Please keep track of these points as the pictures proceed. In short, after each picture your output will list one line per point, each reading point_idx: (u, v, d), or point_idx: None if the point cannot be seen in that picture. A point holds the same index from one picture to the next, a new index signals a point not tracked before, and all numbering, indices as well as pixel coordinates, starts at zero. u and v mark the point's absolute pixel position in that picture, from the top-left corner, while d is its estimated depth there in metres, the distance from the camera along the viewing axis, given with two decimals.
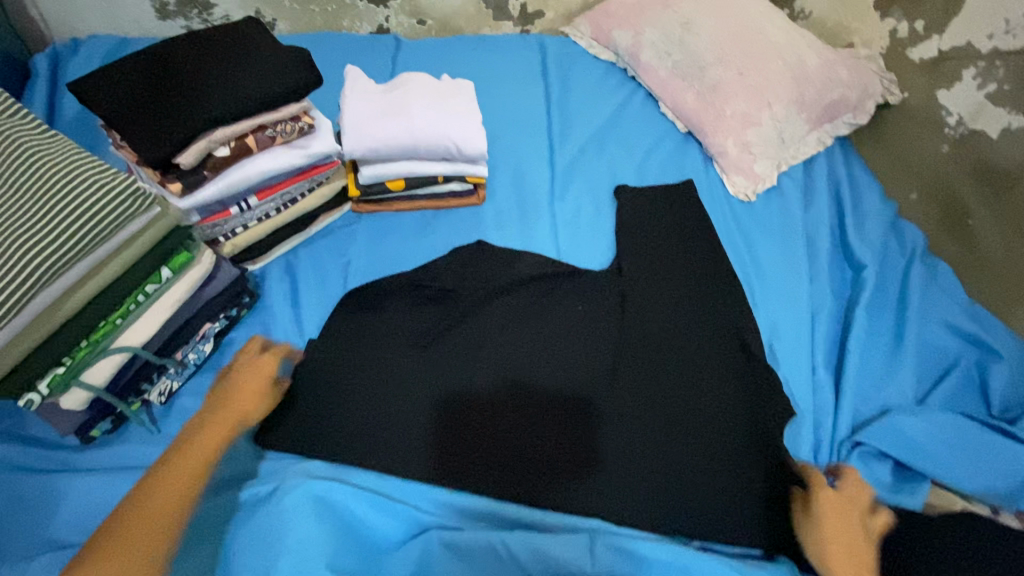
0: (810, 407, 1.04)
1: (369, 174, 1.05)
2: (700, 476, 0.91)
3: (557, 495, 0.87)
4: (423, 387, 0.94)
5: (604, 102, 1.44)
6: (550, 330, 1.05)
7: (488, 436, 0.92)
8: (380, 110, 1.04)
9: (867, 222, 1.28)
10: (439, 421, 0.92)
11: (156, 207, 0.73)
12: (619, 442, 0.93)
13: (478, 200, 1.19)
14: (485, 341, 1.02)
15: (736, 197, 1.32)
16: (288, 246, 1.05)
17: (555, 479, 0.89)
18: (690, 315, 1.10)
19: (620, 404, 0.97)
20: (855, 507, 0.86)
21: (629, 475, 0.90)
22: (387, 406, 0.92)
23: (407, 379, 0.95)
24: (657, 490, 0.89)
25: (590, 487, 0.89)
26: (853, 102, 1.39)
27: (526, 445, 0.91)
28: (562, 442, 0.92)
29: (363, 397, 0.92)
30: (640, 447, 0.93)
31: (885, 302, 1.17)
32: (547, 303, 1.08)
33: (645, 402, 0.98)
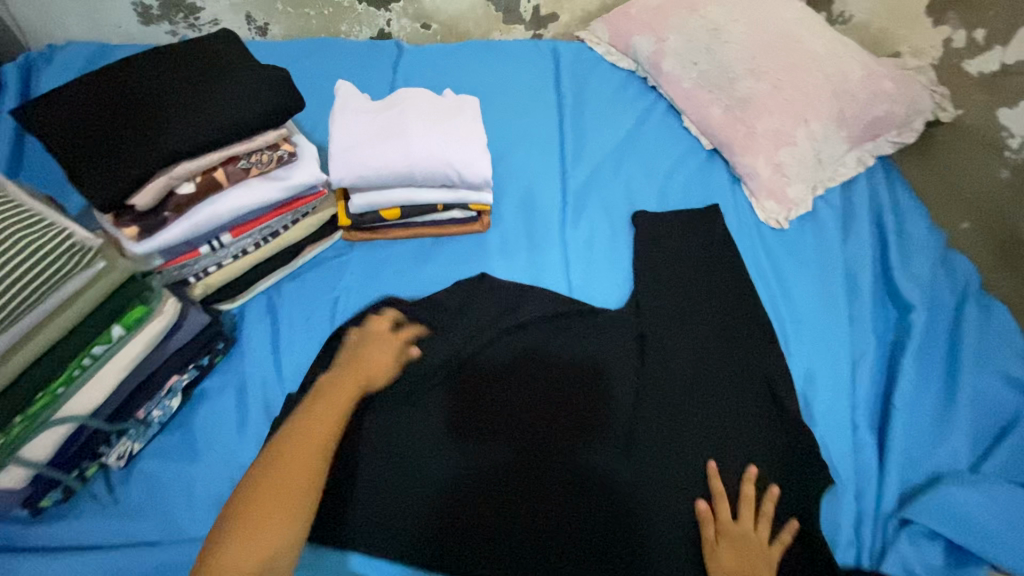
0: (850, 473, 0.92)
1: (360, 203, 0.95)
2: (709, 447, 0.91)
3: (568, 464, 0.88)
4: (449, 385, 0.92)
5: (623, 115, 1.32)
6: (565, 379, 0.95)
7: (508, 437, 0.89)
8: (373, 132, 0.93)
9: (914, 254, 1.15)
10: (437, 488, 0.84)
11: (98, 262, 0.66)
12: (631, 414, 0.93)
13: (481, 227, 1.08)
14: (492, 391, 0.92)
15: (767, 223, 1.20)
16: (269, 282, 0.95)
17: (569, 448, 0.89)
18: (716, 359, 0.98)
19: (641, 378, 0.96)
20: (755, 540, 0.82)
21: (634, 439, 0.91)
22: (384, 470, 0.85)
23: (406, 438, 0.87)
24: (665, 458, 0.90)
25: (600, 545, 0.83)
26: (900, 118, 1.24)
27: (545, 437, 0.89)
28: (570, 513, 0.84)
29: (358, 459, 0.85)
30: (654, 416, 0.93)
31: (934, 348, 1.05)
32: (559, 347, 0.97)
33: (667, 374, 0.96)
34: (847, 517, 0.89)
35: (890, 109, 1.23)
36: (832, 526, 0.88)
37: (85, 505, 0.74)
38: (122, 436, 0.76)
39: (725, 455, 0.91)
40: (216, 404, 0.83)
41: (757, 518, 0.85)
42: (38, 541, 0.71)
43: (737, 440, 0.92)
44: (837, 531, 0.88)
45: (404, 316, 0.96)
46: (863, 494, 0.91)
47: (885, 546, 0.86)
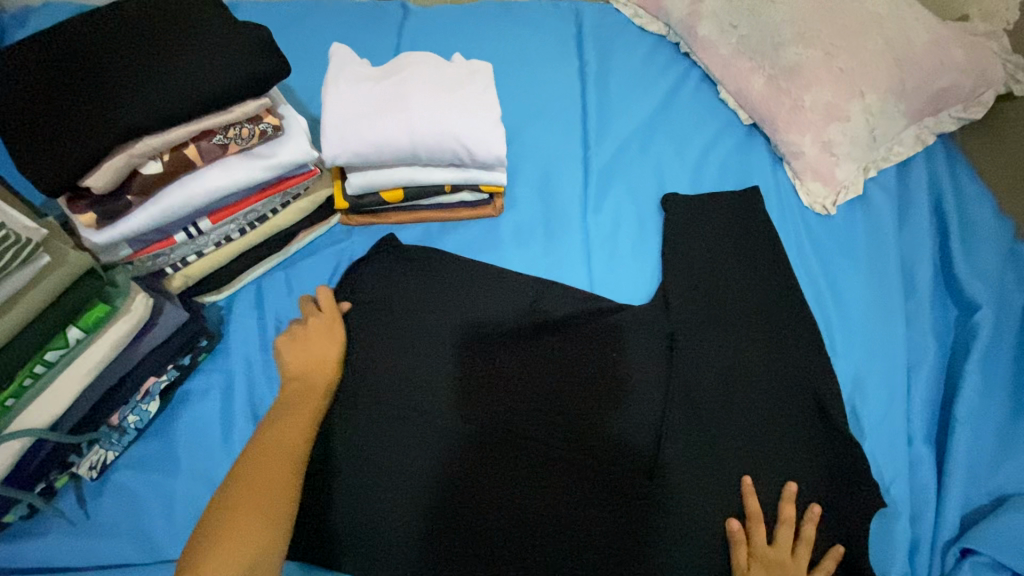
0: (903, 494, 0.82)
1: (359, 183, 0.85)
2: (741, 431, 0.83)
3: (590, 421, 0.83)
4: (456, 340, 0.86)
5: (652, 86, 1.19)
6: (580, 383, 0.85)
7: (525, 388, 0.85)
8: (370, 102, 0.82)
9: (979, 244, 1.02)
10: (439, 499, 0.77)
11: (45, 255, 0.58)
12: (649, 379, 0.87)
13: (494, 211, 0.97)
14: (497, 395, 0.84)
15: (811, 208, 1.07)
16: (258, 271, 0.86)
17: (589, 406, 0.84)
18: (753, 361, 0.88)
19: (665, 350, 0.89)
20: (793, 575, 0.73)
21: (653, 403, 0.85)
22: (381, 481, 0.77)
23: (405, 446, 0.79)
24: (695, 428, 0.83)
25: (629, 502, 0.79)
26: (966, 91, 1.09)
27: (563, 390, 0.85)
28: (582, 533, 0.77)
29: (362, 416, 0.81)
30: (680, 386, 0.86)
31: (1001, 351, 0.92)
32: (571, 347, 0.88)
33: (700, 359, 0.88)
34: (901, 544, 0.79)
35: (957, 80, 1.08)
36: (881, 552, 0.79)
37: (53, 521, 0.69)
38: (94, 444, 0.70)
39: (761, 476, 0.81)
40: (201, 408, 0.76)
41: (797, 543, 0.76)
42: (9, 559, 0.66)
43: (776, 441, 0.83)
44: (887, 559, 0.79)
45: (405, 310, 0.87)
46: (918, 518, 0.81)
47: None
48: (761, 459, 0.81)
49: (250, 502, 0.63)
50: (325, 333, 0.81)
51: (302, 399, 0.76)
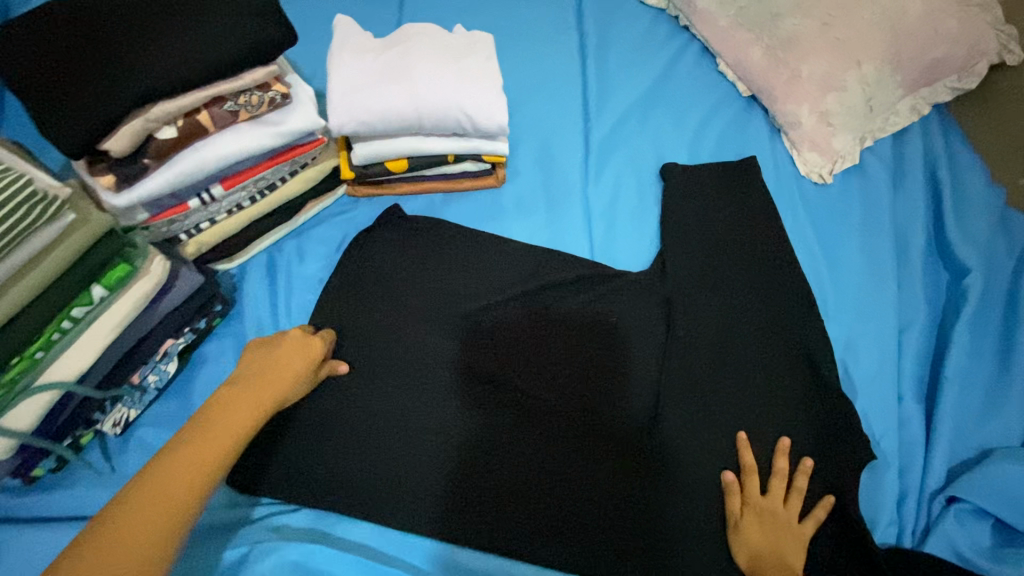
0: (893, 449, 0.86)
1: (365, 153, 0.86)
2: (737, 393, 0.86)
3: (591, 394, 0.86)
4: (458, 317, 0.89)
5: (651, 59, 1.20)
6: (582, 359, 0.88)
7: (527, 363, 0.87)
8: (375, 73, 0.83)
9: (971, 211, 1.04)
10: (447, 470, 0.79)
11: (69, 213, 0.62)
12: (648, 354, 0.89)
13: (496, 181, 1.00)
14: (503, 370, 0.86)
15: (808, 177, 1.09)
16: (268, 240, 0.88)
17: (589, 380, 0.87)
18: (748, 325, 0.91)
19: (665, 324, 0.91)
20: (784, 522, 0.77)
21: (654, 376, 0.88)
22: (392, 449, 0.80)
23: (415, 419, 0.82)
24: (694, 396, 0.86)
25: (633, 471, 0.81)
26: (961, 61, 1.10)
27: (564, 365, 0.87)
28: (588, 493, 0.80)
29: (370, 389, 0.83)
30: (680, 358, 0.88)
31: (988, 313, 0.95)
32: (571, 324, 0.90)
33: (698, 324, 0.90)
34: (890, 495, 0.82)
35: (953, 50, 1.09)
36: (871, 502, 0.83)
37: (80, 473, 0.72)
38: (117, 402, 0.73)
39: (756, 433, 0.84)
40: (216, 369, 0.79)
41: (789, 494, 0.79)
42: (39, 508, 0.70)
43: (769, 400, 0.86)
44: (876, 508, 0.82)
45: (405, 277, 0.90)
46: (907, 470, 0.85)
47: (929, 525, 0.80)
48: (756, 418, 0.85)
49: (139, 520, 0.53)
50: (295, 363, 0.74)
51: (226, 413, 0.65)
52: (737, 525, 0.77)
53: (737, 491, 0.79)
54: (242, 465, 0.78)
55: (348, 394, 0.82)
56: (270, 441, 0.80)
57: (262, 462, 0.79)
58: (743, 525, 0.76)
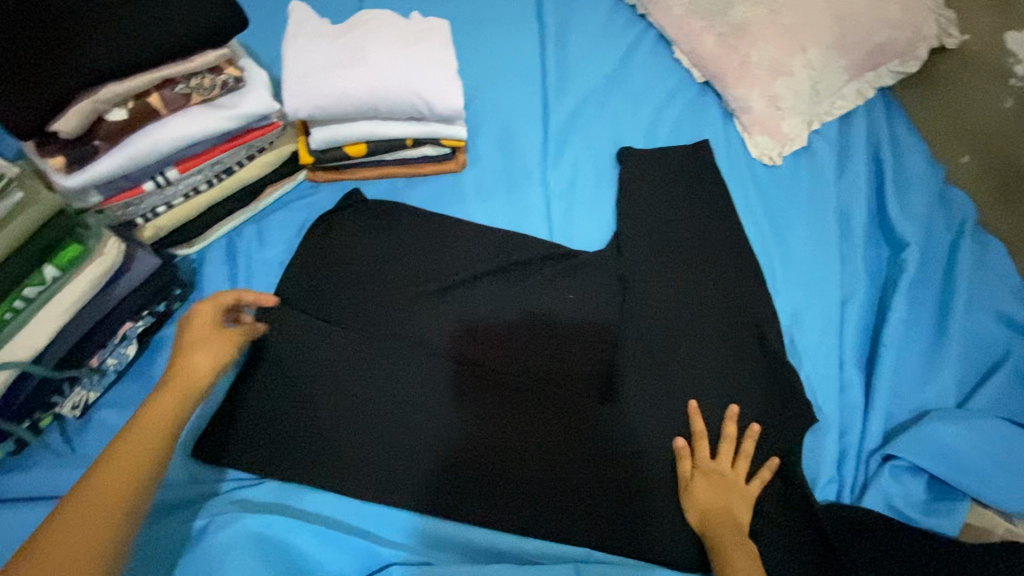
0: (835, 412, 0.91)
1: (324, 136, 0.88)
2: (693, 367, 0.90)
3: (579, 384, 0.89)
4: (450, 310, 0.91)
5: (608, 46, 1.23)
6: (573, 350, 0.91)
7: (516, 355, 0.90)
8: (330, 57, 0.84)
9: (912, 190, 1.09)
10: (432, 457, 0.81)
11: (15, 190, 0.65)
12: (640, 343, 0.91)
13: (457, 165, 1.02)
14: (493, 361, 0.89)
15: (759, 160, 1.14)
16: (228, 225, 0.89)
17: (578, 370, 0.90)
18: (700, 300, 0.95)
19: (636, 304, 0.93)
20: (727, 481, 0.81)
21: (644, 361, 0.90)
22: (380, 437, 0.81)
23: (406, 407, 0.83)
24: (669, 378, 0.89)
25: (616, 454, 0.84)
26: (902, 46, 1.15)
27: (552, 357, 0.90)
28: (570, 476, 0.82)
29: (358, 378, 0.84)
30: (658, 342, 0.91)
31: (925, 284, 1.01)
32: (561, 316, 0.93)
33: (658, 303, 0.94)
34: (831, 455, 0.87)
35: (893, 35, 1.14)
36: (813, 462, 0.88)
37: (39, 454, 0.74)
38: (76, 385, 0.73)
39: (707, 402, 0.88)
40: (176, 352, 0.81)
41: (736, 458, 0.83)
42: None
43: (720, 370, 0.90)
44: (817, 467, 0.87)
45: (369, 259, 0.92)
46: (848, 432, 0.90)
47: (866, 482, 0.85)
48: (709, 389, 0.89)
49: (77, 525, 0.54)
50: (204, 353, 0.72)
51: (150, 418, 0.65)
52: (688, 488, 0.81)
53: (687, 455, 0.82)
54: (204, 439, 0.80)
55: (337, 384, 0.83)
56: (231, 415, 0.81)
57: (225, 437, 0.80)
58: (690, 484, 0.81)
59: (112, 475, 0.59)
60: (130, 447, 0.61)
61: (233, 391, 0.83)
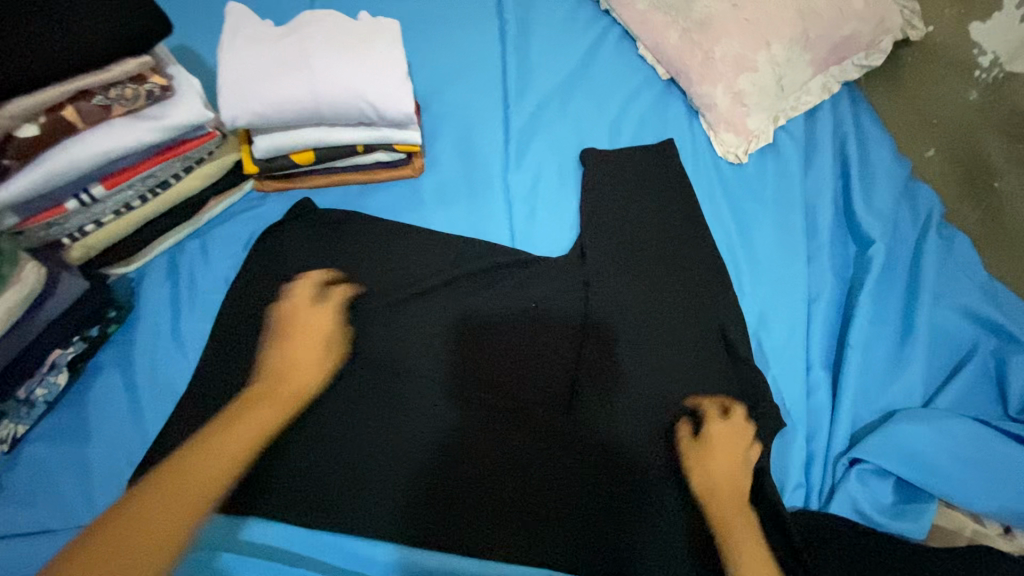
0: (803, 416, 0.90)
1: (267, 145, 0.84)
2: (666, 367, 0.88)
3: (573, 394, 0.86)
4: (437, 324, 0.89)
5: (571, 43, 1.19)
6: (564, 359, 0.89)
7: (507, 368, 0.88)
8: (269, 61, 0.80)
9: (877, 186, 1.07)
10: (419, 481, 0.80)
11: None
12: (634, 348, 0.89)
13: (414, 171, 0.98)
14: (483, 376, 0.87)
15: (725, 157, 1.11)
16: (168, 242, 0.85)
17: (573, 379, 0.87)
18: (665, 305, 0.92)
19: (608, 306, 0.91)
20: (736, 446, 0.81)
21: (636, 363, 0.88)
22: (368, 462, 0.80)
23: (393, 432, 0.82)
24: (657, 380, 0.87)
25: (611, 466, 0.82)
26: (866, 39, 1.13)
27: (542, 368, 0.88)
28: (564, 494, 0.80)
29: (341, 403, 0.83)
30: (642, 344, 0.89)
31: (892, 282, 1.00)
32: (547, 324, 0.91)
33: (628, 304, 0.92)
34: (799, 459, 0.87)
35: (857, 28, 1.12)
36: (781, 467, 0.87)
37: None
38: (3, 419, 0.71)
39: (676, 410, 0.86)
40: (113, 378, 0.78)
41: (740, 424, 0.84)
42: None
43: (688, 372, 0.88)
44: (785, 473, 0.86)
45: (333, 272, 0.89)
46: (815, 436, 0.89)
47: (834, 486, 0.84)
48: (684, 391, 0.87)
49: (160, 512, 0.56)
50: (310, 366, 0.77)
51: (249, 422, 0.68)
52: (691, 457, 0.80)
53: (686, 428, 0.83)
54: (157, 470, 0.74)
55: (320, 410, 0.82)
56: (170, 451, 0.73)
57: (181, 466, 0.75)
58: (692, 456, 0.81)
59: (196, 481, 0.60)
60: (218, 450, 0.63)
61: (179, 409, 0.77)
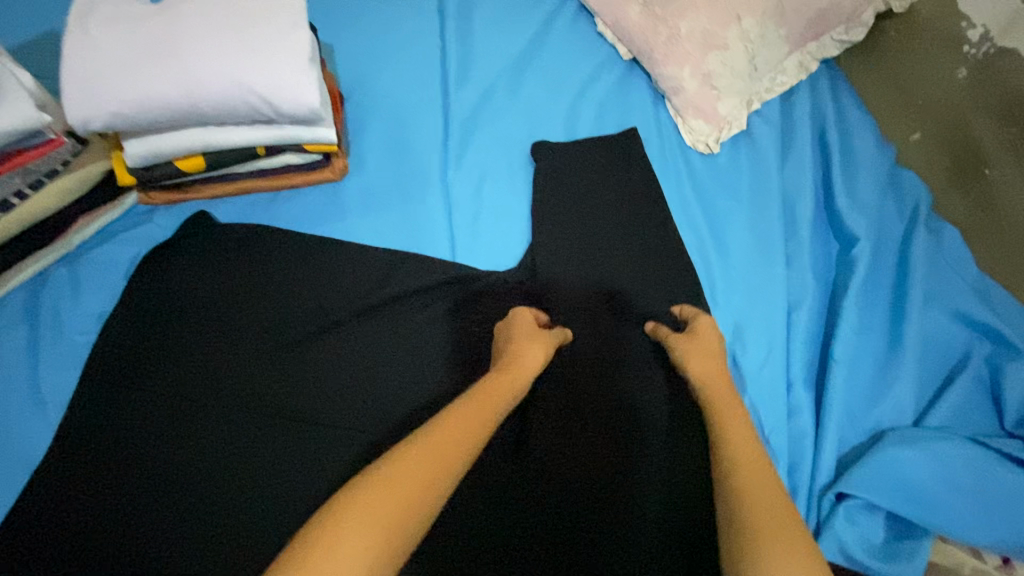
0: (783, 444, 0.81)
1: (140, 151, 0.71)
2: (636, 377, 0.78)
3: (541, 412, 0.76)
4: (374, 342, 0.76)
5: (519, 19, 1.05)
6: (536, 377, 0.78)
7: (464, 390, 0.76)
8: (129, 49, 0.66)
9: (861, 176, 0.97)
10: None
11: None
12: (609, 356, 0.79)
13: (335, 174, 0.84)
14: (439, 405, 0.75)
15: (695, 148, 0.99)
16: (29, 270, 0.74)
17: (542, 397, 0.77)
18: (628, 320, 0.81)
19: (570, 316, 0.81)
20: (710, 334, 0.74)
21: (608, 373, 0.78)
22: (277, 504, 0.67)
23: (314, 467, 0.69)
24: (625, 392, 0.77)
25: (579, 489, 0.73)
26: (848, 9, 1.00)
27: None
28: (526, 526, 0.70)
29: (254, 432, 0.70)
30: (613, 353, 0.79)
31: (879, 283, 0.90)
32: None
33: (593, 314, 0.81)
34: None
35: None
36: None
37: None
38: None
39: (643, 424, 0.76)
40: None
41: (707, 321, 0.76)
42: None
43: (660, 383, 0.78)
44: None
45: (246, 292, 0.76)
46: (797, 466, 0.80)
47: (821, 526, 0.75)
48: (654, 402, 0.77)
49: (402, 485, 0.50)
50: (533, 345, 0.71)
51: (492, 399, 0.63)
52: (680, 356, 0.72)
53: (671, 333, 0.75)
54: (23, 515, 0.65)
55: (232, 441, 0.70)
56: (34, 511, 0.65)
57: (57, 504, 0.66)
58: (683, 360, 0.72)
59: (433, 462, 0.53)
60: (457, 428, 0.57)
61: (56, 445, 0.68)
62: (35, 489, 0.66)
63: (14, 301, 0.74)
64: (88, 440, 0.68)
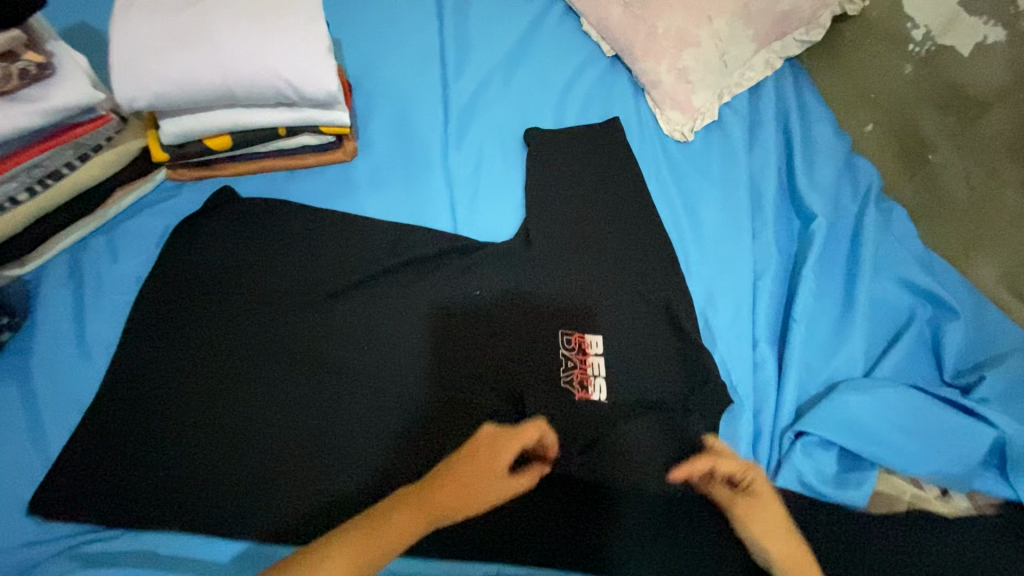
0: (749, 392, 0.91)
1: (176, 130, 0.79)
2: (629, 338, 0.85)
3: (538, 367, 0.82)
4: (385, 304, 0.84)
5: (511, 18, 1.14)
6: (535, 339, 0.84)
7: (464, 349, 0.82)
8: (171, 37, 0.74)
9: (819, 162, 1.08)
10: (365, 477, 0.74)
11: None
12: (609, 324, 0.85)
13: (346, 155, 0.93)
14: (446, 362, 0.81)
15: (672, 136, 1.10)
16: (71, 237, 0.83)
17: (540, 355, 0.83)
18: (614, 282, 0.88)
19: (562, 278, 0.88)
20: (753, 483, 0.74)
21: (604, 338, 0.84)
22: (293, 455, 0.74)
23: (331, 420, 0.76)
24: (619, 351, 0.83)
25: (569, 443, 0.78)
26: (808, 13, 1.11)
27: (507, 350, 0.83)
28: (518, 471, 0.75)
29: (276, 388, 0.77)
30: (607, 319, 0.86)
31: (834, 254, 1.01)
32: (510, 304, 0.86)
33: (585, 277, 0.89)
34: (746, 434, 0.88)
35: (796, 2, 1.09)
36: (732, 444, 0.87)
37: None
38: None
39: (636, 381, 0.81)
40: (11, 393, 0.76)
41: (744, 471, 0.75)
42: None
43: (649, 343, 0.84)
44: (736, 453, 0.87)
45: (266, 257, 0.84)
46: (761, 412, 0.90)
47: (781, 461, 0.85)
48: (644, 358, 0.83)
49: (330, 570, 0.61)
50: (487, 477, 0.72)
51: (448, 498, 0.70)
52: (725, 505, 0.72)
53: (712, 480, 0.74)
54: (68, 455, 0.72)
55: (256, 394, 0.76)
56: (79, 450, 0.72)
57: (96, 447, 0.72)
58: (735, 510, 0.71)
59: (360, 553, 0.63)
60: (390, 525, 0.66)
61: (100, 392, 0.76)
62: (80, 432, 0.73)
63: (60, 264, 0.82)
64: (127, 387, 0.76)
